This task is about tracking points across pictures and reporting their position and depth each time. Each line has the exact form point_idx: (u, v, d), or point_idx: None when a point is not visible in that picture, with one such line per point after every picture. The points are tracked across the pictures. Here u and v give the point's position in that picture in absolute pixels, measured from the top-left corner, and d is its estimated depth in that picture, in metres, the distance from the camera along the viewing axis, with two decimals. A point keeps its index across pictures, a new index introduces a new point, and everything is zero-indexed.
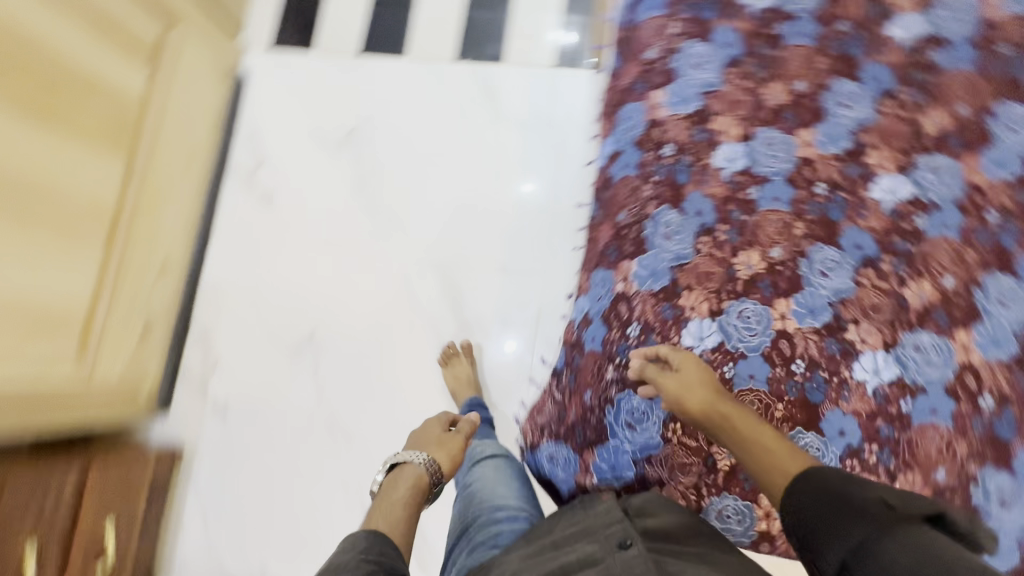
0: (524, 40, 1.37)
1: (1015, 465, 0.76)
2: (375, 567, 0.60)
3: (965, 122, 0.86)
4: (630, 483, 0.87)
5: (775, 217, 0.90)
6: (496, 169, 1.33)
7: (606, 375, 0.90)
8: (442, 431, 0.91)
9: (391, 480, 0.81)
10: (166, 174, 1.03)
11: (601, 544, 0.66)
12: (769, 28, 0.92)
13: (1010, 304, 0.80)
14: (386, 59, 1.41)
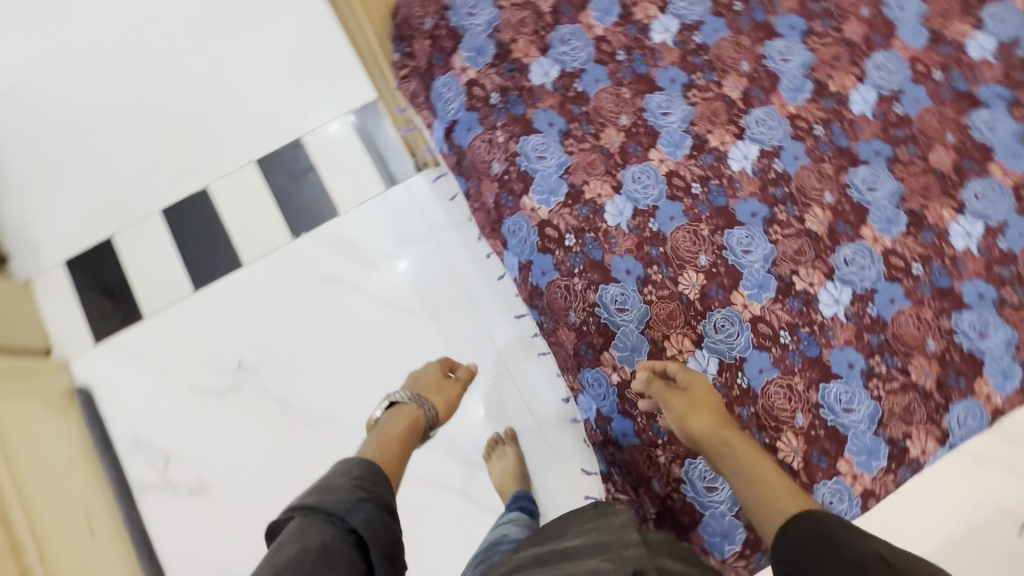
0: (345, 185, 1.53)
1: (965, 302, 0.91)
2: (365, 495, 0.68)
3: (753, 74, 1.03)
4: (746, 539, 0.84)
5: (682, 231, 0.95)
6: (393, 299, 1.46)
7: (659, 460, 0.87)
8: (442, 379, 1.09)
9: (391, 418, 0.96)
10: (86, 549, 1.17)
11: (614, 560, 0.69)
12: (572, 88, 1.00)
13: (876, 186, 0.97)
14: (248, 280, 1.48)
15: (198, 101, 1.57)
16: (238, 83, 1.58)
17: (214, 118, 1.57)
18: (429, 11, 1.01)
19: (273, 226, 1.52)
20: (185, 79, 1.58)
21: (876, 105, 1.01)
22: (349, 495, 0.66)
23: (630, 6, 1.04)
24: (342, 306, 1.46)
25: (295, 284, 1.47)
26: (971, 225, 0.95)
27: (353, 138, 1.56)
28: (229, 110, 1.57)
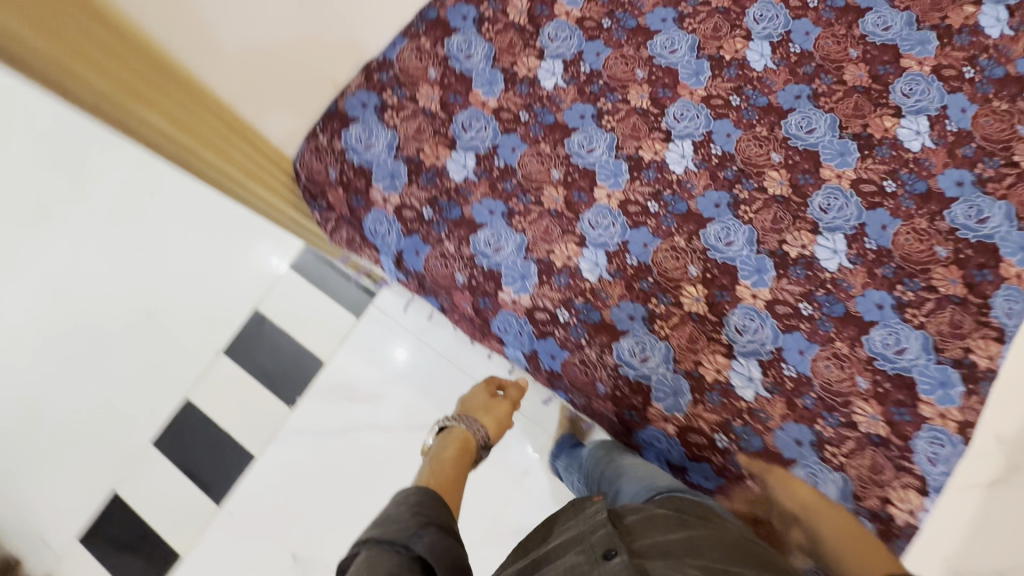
0: (312, 321, 1.49)
1: (949, 196, 0.90)
2: (426, 519, 0.56)
3: (651, 77, 1.03)
4: (878, 531, 0.78)
5: (660, 252, 0.93)
6: (409, 407, 1.40)
7: (755, 490, 0.81)
8: (489, 399, 1.01)
9: (440, 443, 0.87)
10: None
11: (585, 551, 0.56)
12: (495, 167, 0.98)
13: (813, 127, 0.97)
14: (266, 467, 1.40)
15: (145, 316, 1.51)
16: (177, 283, 1.53)
17: (168, 326, 1.51)
18: (327, 161, 0.96)
19: (264, 396, 1.46)
20: (122, 302, 1.52)
21: (774, 53, 1.02)
22: (410, 522, 0.55)
23: (511, 67, 1.04)
24: (365, 447, 1.39)
25: (311, 446, 1.41)
26: (916, 122, 0.94)
27: (297, 278, 1.52)
28: (180, 312, 1.52)
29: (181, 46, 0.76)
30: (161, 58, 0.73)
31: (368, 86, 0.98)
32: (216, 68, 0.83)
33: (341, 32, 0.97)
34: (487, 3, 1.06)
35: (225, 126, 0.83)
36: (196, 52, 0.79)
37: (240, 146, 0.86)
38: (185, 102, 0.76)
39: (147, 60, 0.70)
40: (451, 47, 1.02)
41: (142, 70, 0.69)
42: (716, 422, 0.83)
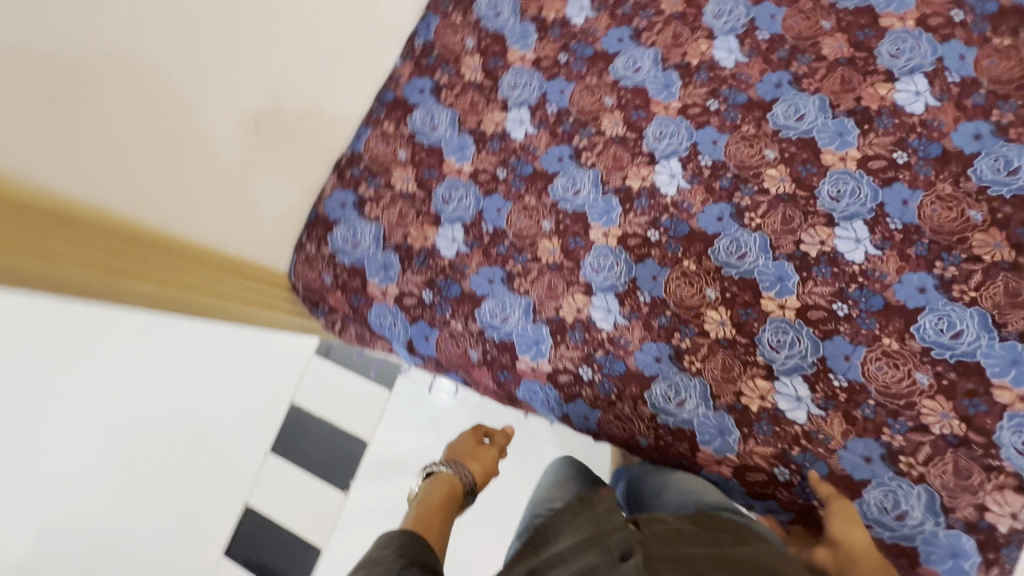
0: (351, 405, 1.43)
1: (970, 154, 0.83)
2: (409, 558, 0.52)
3: (621, 102, 0.99)
4: (978, 541, 0.71)
5: (672, 281, 0.89)
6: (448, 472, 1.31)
7: None
8: (476, 444, 0.88)
9: (426, 488, 0.74)
10: None
11: (606, 553, 0.52)
12: (484, 232, 0.96)
13: (802, 113, 0.91)
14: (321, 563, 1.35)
15: (193, 432, 1.34)
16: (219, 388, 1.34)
17: (217, 434, 1.36)
18: (320, 268, 0.96)
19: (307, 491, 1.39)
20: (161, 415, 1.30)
21: (743, 45, 0.97)
22: (392, 564, 0.51)
23: (478, 126, 1.02)
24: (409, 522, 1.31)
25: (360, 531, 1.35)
26: (913, 83, 0.87)
27: (331, 364, 1.46)
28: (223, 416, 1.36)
29: (170, 202, 0.77)
30: (151, 226, 0.75)
31: (342, 184, 0.98)
32: (209, 207, 0.83)
33: (319, 130, 0.97)
34: (440, 69, 1.04)
35: (225, 265, 0.86)
36: (187, 202, 0.80)
37: (243, 277, 0.89)
38: (179, 259, 0.79)
39: (137, 235, 0.73)
40: (415, 123, 1.01)
41: (132, 245, 0.72)
42: (771, 454, 0.77)
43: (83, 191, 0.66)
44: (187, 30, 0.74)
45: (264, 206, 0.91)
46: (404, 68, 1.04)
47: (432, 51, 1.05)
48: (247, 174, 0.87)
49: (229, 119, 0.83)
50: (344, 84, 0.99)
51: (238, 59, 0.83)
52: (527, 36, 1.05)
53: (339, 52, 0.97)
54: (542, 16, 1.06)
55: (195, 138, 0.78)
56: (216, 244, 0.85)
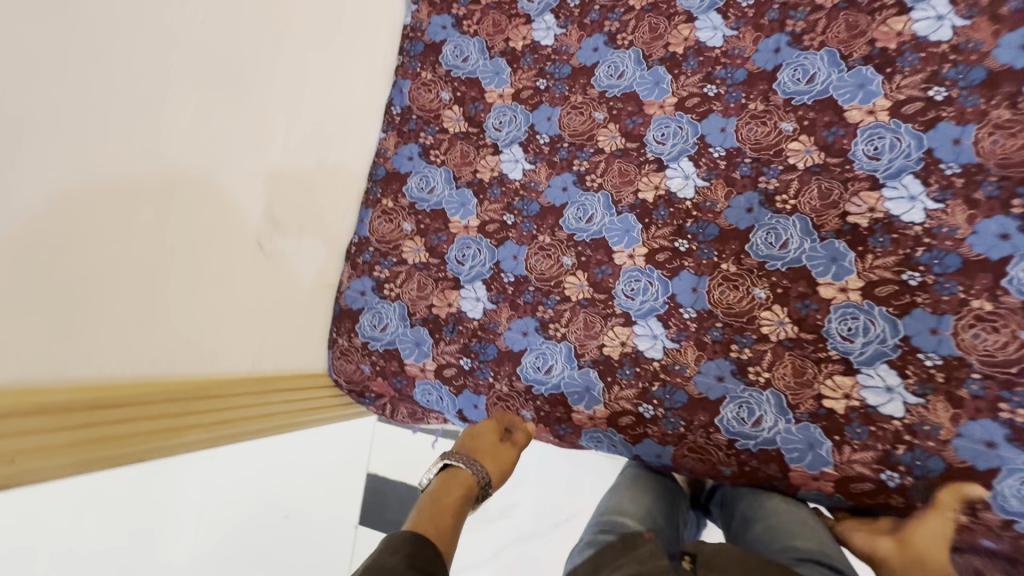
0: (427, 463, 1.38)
1: (1021, 69, 0.72)
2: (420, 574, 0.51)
3: (613, 112, 0.94)
4: None
5: (714, 288, 0.82)
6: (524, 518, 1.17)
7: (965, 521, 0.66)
8: (497, 442, 0.80)
9: (440, 483, 0.71)
10: None
11: None
12: (506, 284, 0.92)
13: (812, 73, 0.83)
14: None
15: (284, 519, 1.13)
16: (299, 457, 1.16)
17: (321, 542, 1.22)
18: (356, 359, 0.96)
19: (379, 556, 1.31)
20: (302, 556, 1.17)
21: (727, 19, 0.90)
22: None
23: (475, 176, 0.99)
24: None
25: None
26: (931, 7, 0.77)
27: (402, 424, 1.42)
28: (313, 493, 1.21)
29: (199, 347, 0.78)
30: (183, 378, 0.76)
31: (358, 272, 0.98)
32: (236, 337, 0.84)
33: (325, 225, 0.96)
34: (423, 130, 1.02)
35: (265, 388, 0.88)
36: (214, 342, 0.80)
37: (284, 393, 0.91)
38: (220, 399, 0.81)
39: (173, 393, 0.74)
40: (412, 192, 1.00)
41: (170, 403, 0.74)
42: (874, 459, 0.69)
43: (110, 370, 0.67)
44: (179, 174, 0.72)
45: (289, 317, 0.92)
46: (388, 140, 1.03)
47: (412, 116, 1.03)
48: (264, 293, 0.87)
49: (238, 248, 0.82)
50: (331, 141, 0.97)
51: (234, 185, 0.81)
52: (500, 71, 1.02)
53: (327, 144, 0.96)
54: (510, 47, 1.02)
55: (208, 280, 0.78)
56: (252, 370, 0.86)
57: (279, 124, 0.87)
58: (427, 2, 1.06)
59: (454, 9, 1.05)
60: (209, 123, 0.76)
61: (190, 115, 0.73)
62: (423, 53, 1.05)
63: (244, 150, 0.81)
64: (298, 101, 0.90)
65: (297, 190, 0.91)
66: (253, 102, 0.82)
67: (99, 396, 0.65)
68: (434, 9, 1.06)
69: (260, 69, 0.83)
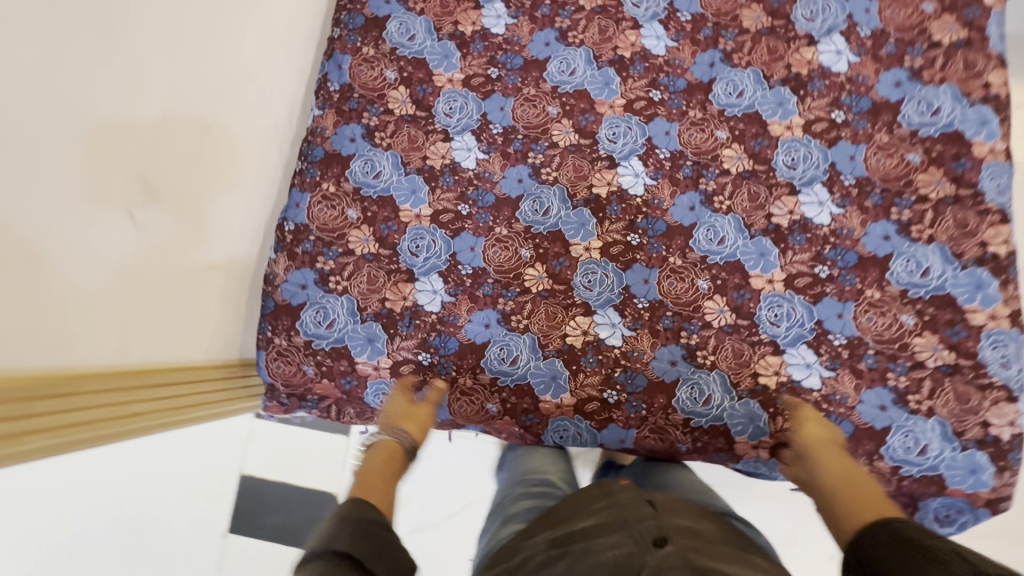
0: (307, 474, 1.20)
1: (895, 103, 0.89)
2: (354, 528, 0.56)
3: (566, 108, 0.96)
4: (993, 457, 0.76)
5: (663, 279, 0.89)
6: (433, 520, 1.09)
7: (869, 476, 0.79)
8: (409, 402, 0.83)
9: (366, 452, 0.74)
10: None
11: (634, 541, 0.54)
12: (464, 276, 0.90)
13: (741, 88, 0.94)
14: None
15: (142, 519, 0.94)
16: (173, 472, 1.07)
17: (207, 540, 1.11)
18: (297, 360, 0.86)
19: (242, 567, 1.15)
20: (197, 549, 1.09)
21: (668, 30, 0.97)
22: (337, 530, 0.55)
23: (425, 163, 0.95)
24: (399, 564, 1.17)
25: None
26: (833, 42, 0.92)
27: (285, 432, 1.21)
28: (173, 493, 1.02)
29: (53, 331, 0.64)
30: (26, 370, 0.60)
31: (296, 263, 0.87)
32: (100, 322, 0.71)
33: (221, 199, 0.88)
34: (366, 110, 0.94)
35: (134, 381, 0.75)
36: (75, 326, 0.67)
37: (150, 390, 0.77)
38: (78, 396, 0.66)
39: (17, 391, 0.57)
40: (356, 176, 0.92)
41: (16, 403, 0.57)
42: None
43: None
44: (38, 118, 0.60)
45: (167, 299, 0.81)
46: (326, 118, 0.93)
47: (352, 93, 0.94)
48: (142, 270, 0.76)
49: (108, 215, 0.70)
50: (233, 100, 0.89)
51: (112, 142, 0.70)
52: (450, 55, 0.98)
53: (232, 111, 0.89)
54: (459, 31, 0.99)
55: (72, 248, 0.66)
56: (114, 362, 0.73)
57: (170, 82, 0.78)
58: None
59: None
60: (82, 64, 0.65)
61: (65, 60, 0.63)
62: (363, 26, 0.96)
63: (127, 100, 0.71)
64: (200, 60, 0.82)
65: (190, 153, 0.82)
66: (141, 53, 0.73)
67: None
68: None
69: (161, 25, 0.76)
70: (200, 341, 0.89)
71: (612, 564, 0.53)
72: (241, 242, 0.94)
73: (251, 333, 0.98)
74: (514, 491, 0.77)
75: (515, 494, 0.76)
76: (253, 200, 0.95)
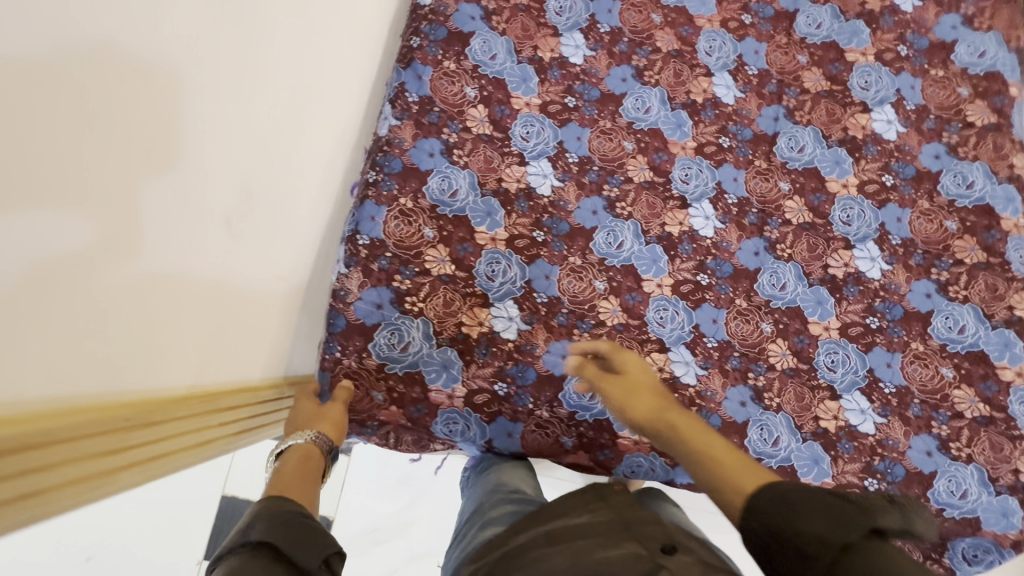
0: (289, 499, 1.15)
1: (936, 174, 0.98)
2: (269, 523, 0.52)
3: (640, 145, 0.98)
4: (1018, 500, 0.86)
5: (729, 319, 0.92)
6: None
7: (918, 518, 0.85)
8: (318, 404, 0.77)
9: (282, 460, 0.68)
10: None
11: (642, 542, 0.56)
12: (539, 304, 0.89)
13: (802, 144, 0.99)
14: None
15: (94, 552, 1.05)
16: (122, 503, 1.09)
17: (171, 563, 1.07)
18: (366, 385, 0.82)
19: None
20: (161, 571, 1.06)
21: (737, 81, 1.02)
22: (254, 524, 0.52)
23: (500, 185, 0.92)
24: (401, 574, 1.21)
25: None
26: (884, 112, 1.00)
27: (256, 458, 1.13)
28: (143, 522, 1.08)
29: (142, 349, 0.55)
30: (121, 397, 0.52)
31: (372, 279, 0.83)
32: (189, 341, 0.63)
33: (287, 209, 0.81)
34: (446, 126, 0.91)
35: (210, 406, 0.67)
36: (168, 345, 0.59)
37: (224, 414, 0.70)
38: (165, 424, 0.58)
39: (119, 421, 0.49)
40: (433, 193, 0.88)
41: (115, 436, 0.49)
42: (859, 469, 0.86)
43: (36, 390, 0.41)
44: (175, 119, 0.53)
45: (239, 314, 0.73)
46: (403, 130, 0.89)
47: (433, 107, 0.91)
48: (217, 284, 0.66)
49: (212, 225, 0.63)
50: (313, 100, 0.84)
51: (222, 141, 0.63)
52: (528, 79, 0.97)
53: (309, 112, 0.83)
54: (538, 56, 0.98)
55: (184, 260, 0.58)
56: (195, 384, 0.65)
57: (271, 80, 0.72)
58: None
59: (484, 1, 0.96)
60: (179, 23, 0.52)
61: (202, 54, 0.56)
62: (446, 39, 0.94)
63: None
64: (285, 56, 0.74)
65: (274, 156, 0.76)
66: (254, 48, 0.67)
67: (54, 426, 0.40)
68: None
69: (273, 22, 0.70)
70: (263, 356, 0.82)
71: (621, 564, 0.53)
72: (302, 254, 0.88)
73: (311, 343, 0.95)
74: (488, 504, 0.75)
75: (488, 506, 0.74)
76: (316, 205, 0.90)
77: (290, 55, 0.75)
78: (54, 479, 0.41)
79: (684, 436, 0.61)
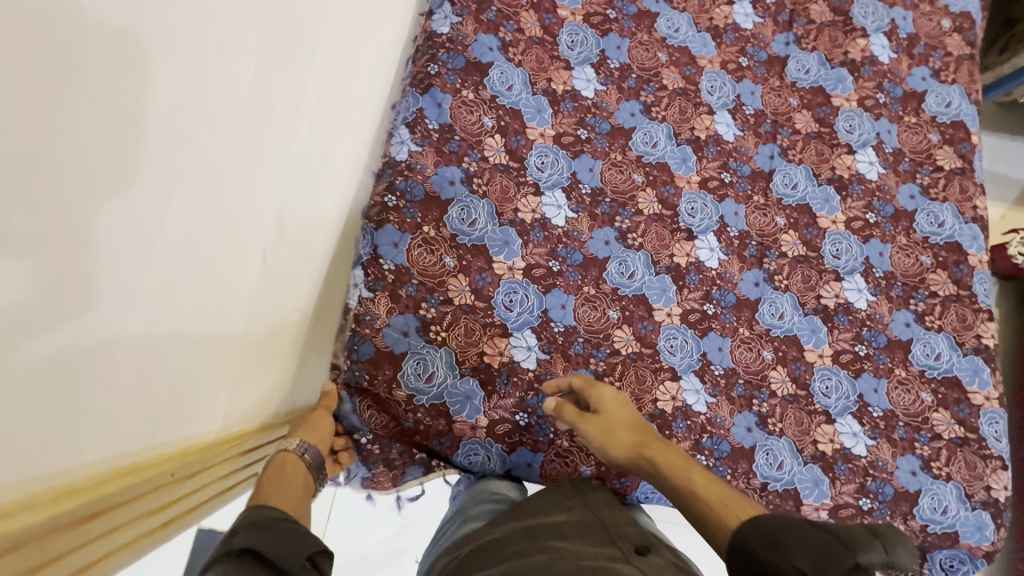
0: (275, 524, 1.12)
1: (912, 212, 1.07)
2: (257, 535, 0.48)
3: (649, 178, 1.01)
4: (990, 513, 0.94)
5: (732, 348, 0.96)
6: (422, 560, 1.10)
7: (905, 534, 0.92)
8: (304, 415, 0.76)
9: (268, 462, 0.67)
10: None
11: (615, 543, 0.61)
12: (556, 333, 0.90)
13: (795, 181, 1.06)
14: None
15: None
16: None
17: None
18: (393, 412, 0.82)
19: None
20: None
21: (736, 119, 1.07)
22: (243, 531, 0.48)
23: (516, 216, 0.93)
24: None
25: None
26: (867, 154, 1.09)
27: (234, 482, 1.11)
28: None
29: (185, 399, 0.54)
30: (164, 450, 0.51)
31: (399, 307, 0.83)
32: (226, 384, 0.63)
33: (312, 240, 0.80)
34: (466, 155, 0.92)
35: (242, 447, 0.67)
36: (208, 392, 0.59)
37: (251, 454, 0.70)
38: (204, 472, 0.58)
39: (164, 476, 0.50)
40: (453, 222, 0.88)
41: (161, 491, 0.49)
42: (854, 489, 0.92)
43: (97, 453, 0.41)
44: (223, 168, 0.53)
45: (267, 350, 0.73)
46: (424, 156, 0.89)
47: (453, 135, 0.92)
48: (251, 325, 0.66)
49: (250, 267, 0.63)
50: (340, 132, 0.84)
51: (263, 183, 0.62)
52: (542, 110, 0.98)
53: (336, 144, 0.84)
54: (552, 88, 1.00)
55: (224, 306, 0.58)
56: (227, 426, 0.65)
57: (308, 119, 0.72)
58: (471, 17, 0.96)
59: (501, 32, 0.98)
60: (226, 63, 0.50)
61: (249, 101, 0.56)
62: (464, 68, 0.94)
63: (141, 20, 0.38)
64: (320, 94, 0.74)
65: (307, 192, 0.76)
66: (296, 89, 0.67)
67: (109, 492, 0.41)
68: (480, 26, 0.97)
69: (315, 62, 0.71)
70: (284, 388, 0.82)
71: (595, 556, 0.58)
72: (321, 282, 0.88)
73: (323, 366, 0.95)
74: (468, 504, 0.81)
75: (469, 506, 0.81)
76: (336, 232, 0.90)
77: (321, 88, 0.74)
78: (111, 542, 0.42)
79: (665, 470, 0.65)
